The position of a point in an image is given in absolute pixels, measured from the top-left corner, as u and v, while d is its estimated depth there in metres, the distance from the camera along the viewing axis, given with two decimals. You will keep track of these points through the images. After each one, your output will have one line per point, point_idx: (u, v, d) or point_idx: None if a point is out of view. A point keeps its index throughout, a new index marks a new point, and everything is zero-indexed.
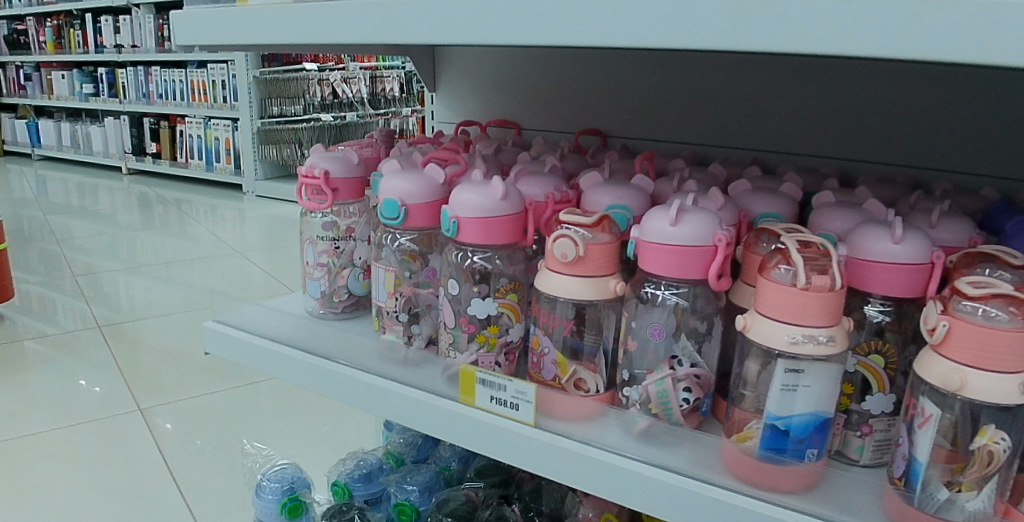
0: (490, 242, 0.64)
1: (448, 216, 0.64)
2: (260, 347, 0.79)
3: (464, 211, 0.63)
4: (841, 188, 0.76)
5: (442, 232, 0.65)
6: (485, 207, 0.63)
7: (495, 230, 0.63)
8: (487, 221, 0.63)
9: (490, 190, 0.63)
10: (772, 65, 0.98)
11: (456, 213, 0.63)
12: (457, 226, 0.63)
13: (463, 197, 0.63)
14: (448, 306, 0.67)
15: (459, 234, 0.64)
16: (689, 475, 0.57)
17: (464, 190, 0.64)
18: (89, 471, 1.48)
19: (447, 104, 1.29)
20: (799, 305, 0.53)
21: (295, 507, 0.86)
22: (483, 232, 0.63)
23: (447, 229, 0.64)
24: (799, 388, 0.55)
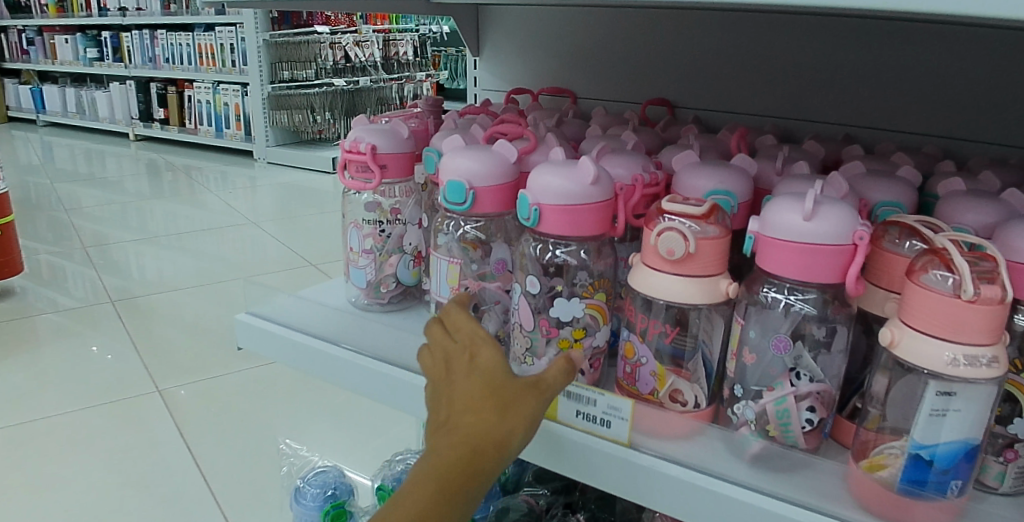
0: (575, 234, 0.55)
1: (527, 202, 0.55)
2: (298, 344, 0.71)
3: (548, 197, 0.54)
4: (962, 172, 0.67)
5: (520, 220, 0.56)
6: (573, 193, 0.54)
7: (583, 220, 0.54)
8: (575, 209, 0.54)
9: (578, 172, 0.54)
10: (866, 29, 0.89)
11: (539, 199, 0.54)
12: (538, 214, 0.54)
13: (546, 179, 0.54)
14: (524, 304, 0.59)
15: (540, 223, 0.55)
16: (815, 509, 0.48)
17: (547, 171, 0.54)
18: (106, 456, 1.42)
19: (492, 70, 1.20)
20: (962, 320, 0.44)
21: (338, 515, 0.80)
22: (570, 223, 0.54)
23: (524, 217, 0.55)
24: (949, 413, 0.46)
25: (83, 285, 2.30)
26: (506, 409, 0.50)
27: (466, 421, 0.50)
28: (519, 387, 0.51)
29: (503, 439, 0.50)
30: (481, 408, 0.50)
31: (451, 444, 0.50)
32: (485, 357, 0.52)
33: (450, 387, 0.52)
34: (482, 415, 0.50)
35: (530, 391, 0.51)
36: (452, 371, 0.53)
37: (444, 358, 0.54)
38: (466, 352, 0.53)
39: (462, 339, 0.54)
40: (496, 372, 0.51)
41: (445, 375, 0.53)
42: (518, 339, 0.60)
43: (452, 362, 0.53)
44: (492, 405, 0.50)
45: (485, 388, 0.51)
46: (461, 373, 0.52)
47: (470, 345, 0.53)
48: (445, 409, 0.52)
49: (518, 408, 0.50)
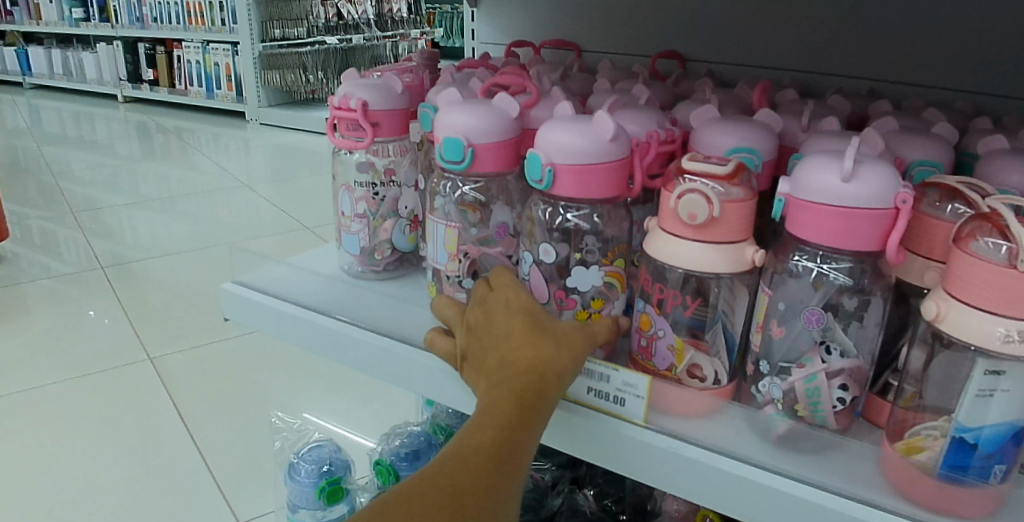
0: (589, 197, 0.50)
1: (540, 163, 0.50)
2: (288, 315, 0.66)
3: (562, 156, 0.49)
4: (1001, 129, 0.63)
5: (529, 183, 0.51)
6: (588, 151, 0.49)
7: (599, 181, 0.49)
8: (593, 170, 0.49)
9: (595, 129, 0.49)
10: None
11: (552, 159, 0.49)
12: (551, 176, 0.49)
13: (559, 135, 0.49)
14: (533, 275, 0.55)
15: (553, 184, 0.50)
16: (852, 497, 0.44)
17: (558, 126, 0.49)
18: (99, 426, 1.39)
19: (491, 23, 1.14)
20: (1019, 293, 0.39)
21: (334, 492, 0.77)
22: (585, 185, 0.49)
23: (535, 179, 0.50)
24: (998, 394, 0.42)
25: (74, 250, 2.25)
26: (559, 343, 0.48)
27: (522, 355, 0.47)
28: (565, 325, 0.50)
29: (563, 370, 0.47)
30: (533, 342, 0.48)
31: (510, 379, 0.46)
32: (528, 299, 0.51)
33: (493, 331, 0.50)
34: (536, 348, 0.47)
35: (578, 329, 0.49)
36: (492, 316, 0.50)
37: (478, 308, 0.52)
38: (503, 297, 0.51)
39: (498, 285, 0.52)
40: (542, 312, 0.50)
41: (484, 323, 0.51)
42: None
43: (490, 310, 0.51)
44: (545, 339, 0.48)
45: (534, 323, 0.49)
46: (501, 316, 0.50)
47: (507, 290, 0.51)
48: (492, 354, 0.49)
49: (572, 341, 0.48)
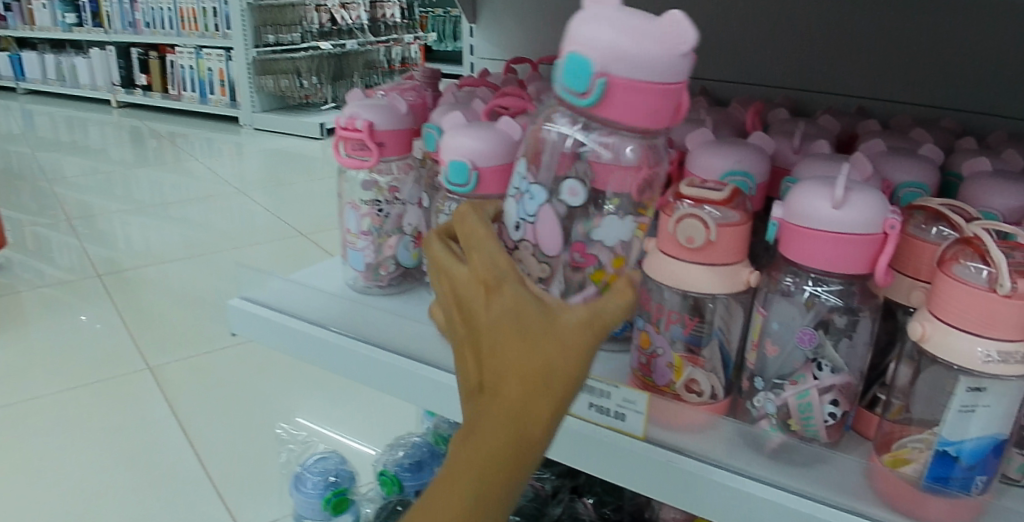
0: (631, 123, 0.42)
1: (592, 67, 0.40)
2: (297, 331, 0.68)
3: (619, 68, 0.40)
4: (983, 150, 0.65)
5: (571, 88, 0.41)
6: (651, 61, 0.40)
7: (647, 105, 0.41)
8: (651, 89, 0.41)
9: (663, 37, 0.40)
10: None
11: (604, 68, 0.40)
12: (603, 89, 0.41)
13: (622, 39, 0.40)
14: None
15: (596, 101, 0.41)
16: (849, 511, 0.46)
17: (611, 27, 0.40)
18: (100, 435, 1.40)
19: (489, 39, 1.15)
20: (997, 314, 0.42)
21: (340, 502, 0.79)
22: (634, 108, 0.41)
23: (576, 89, 0.41)
24: (979, 409, 0.44)
25: (67, 256, 2.25)
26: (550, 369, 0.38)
27: (508, 376, 0.39)
28: (564, 317, 0.38)
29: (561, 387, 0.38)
30: (518, 359, 0.38)
31: (500, 404, 0.39)
32: (513, 294, 0.39)
33: (474, 336, 0.40)
34: (523, 369, 0.38)
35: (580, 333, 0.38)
36: (471, 316, 0.40)
37: (458, 286, 0.41)
38: (481, 290, 0.40)
39: (475, 261, 0.40)
40: (532, 315, 0.38)
41: (467, 312, 0.41)
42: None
43: (472, 292, 0.40)
44: (533, 352, 0.38)
45: (520, 335, 0.38)
46: (483, 310, 0.39)
47: (487, 276, 0.39)
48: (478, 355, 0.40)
49: (571, 348, 0.38)
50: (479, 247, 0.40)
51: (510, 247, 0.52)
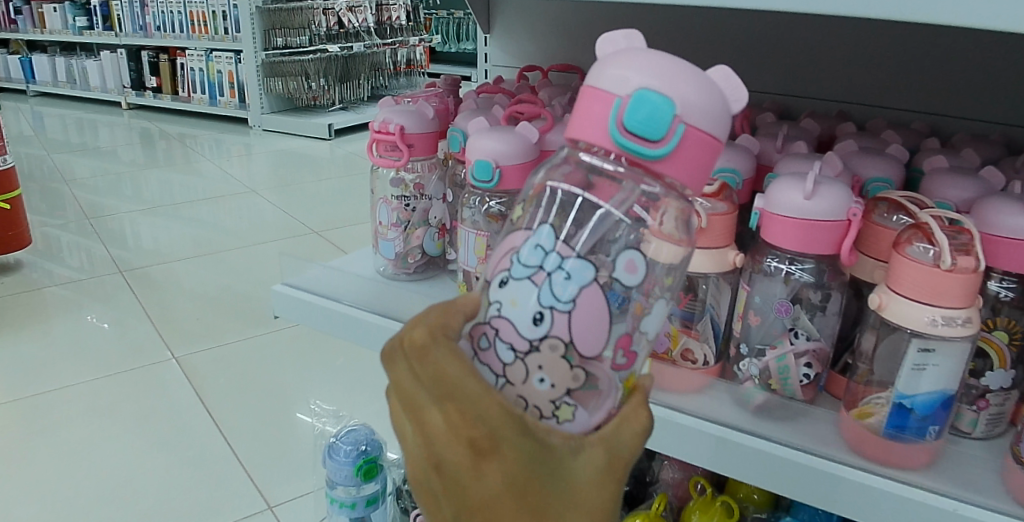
0: (691, 178, 0.38)
1: (489, 165, 0.65)
2: (335, 313, 0.76)
3: (697, 116, 0.36)
4: (946, 149, 0.74)
5: (634, 133, 0.36)
6: (715, 111, 0.37)
7: (705, 161, 0.38)
8: (712, 143, 0.38)
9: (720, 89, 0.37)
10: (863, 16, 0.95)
11: (685, 112, 0.36)
12: (677, 138, 0.36)
13: (688, 86, 0.36)
14: (589, 297, 0.39)
15: (671, 150, 0.36)
16: (809, 451, 0.56)
17: (667, 67, 0.36)
18: (129, 421, 1.48)
19: (502, 47, 1.23)
20: (940, 286, 0.50)
21: (370, 469, 0.88)
22: (697, 163, 0.37)
23: (649, 137, 0.36)
24: (928, 368, 0.53)
25: (78, 257, 2.32)
26: (567, 504, 0.40)
27: (523, 518, 0.39)
28: (575, 460, 0.39)
29: (573, 510, 0.40)
30: (531, 505, 0.39)
31: None
32: (525, 450, 0.38)
33: (471, 494, 0.39)
34: (537, 510, 0.39)
35: (599, 467, 0.40)
36: (468, 475, 0.38)
37: (443, 443, 0.38)
38: (483, 449, 0.37)
39: (471, 418, 0.37)
40: (546, 464, 0.38)
41: (460, 471, 0.38)
42: (515, 375, 0.39)
43: (464, 454, 0.38)
44: (545, 495, 0.39)
45: (527, 489, 0.38)
46: (483, 473, 0.38)
47: (489, 434, 0.37)
48: (479, 506, 0.39)
49: (582, 482, 0.40)
50: (474, 395, 0.37)
51: (528, 346, 0.39)
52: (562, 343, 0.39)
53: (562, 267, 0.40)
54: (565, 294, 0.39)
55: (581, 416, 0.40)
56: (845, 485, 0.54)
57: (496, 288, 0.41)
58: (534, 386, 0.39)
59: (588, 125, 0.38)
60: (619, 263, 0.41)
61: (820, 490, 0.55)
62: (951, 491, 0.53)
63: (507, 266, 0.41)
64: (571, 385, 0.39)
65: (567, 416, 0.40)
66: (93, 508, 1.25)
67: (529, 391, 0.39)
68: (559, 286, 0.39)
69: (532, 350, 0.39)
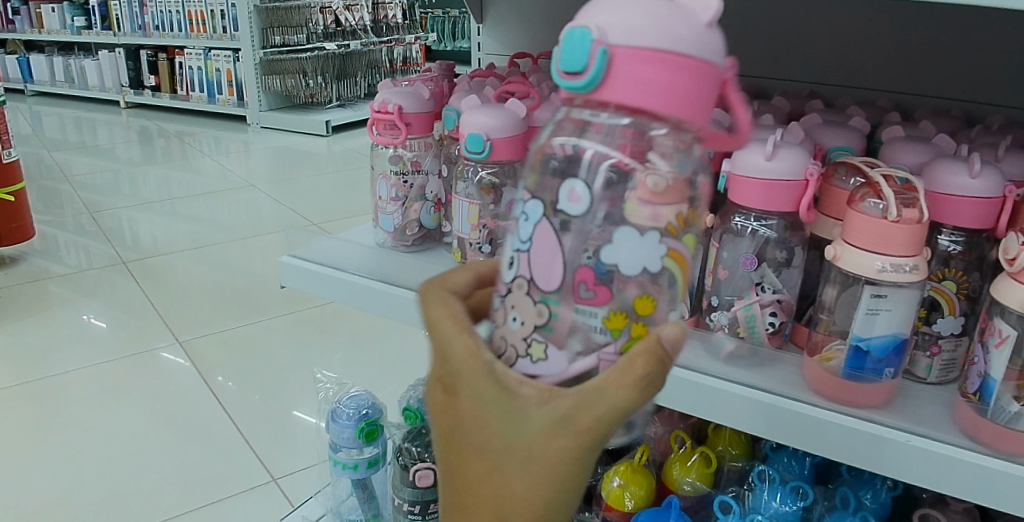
0: (654, 101, 0.35)
1: (481, 138, 0.68)
2: (337, 279, 0.81)
3: (627, 35, 0.34)
4: (906, 123, 0.80)
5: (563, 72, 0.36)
6: (657, 26, 0.34)
7: (665, 84, 0.35)
8: (666, 59, 0.34)
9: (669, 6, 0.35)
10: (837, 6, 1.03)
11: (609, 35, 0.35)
12: (605, 60, 0.34)
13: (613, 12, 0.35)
14: (542, 234, 0.37)
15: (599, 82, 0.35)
16: (772, 392, 0.61)
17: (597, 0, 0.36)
18: (136, 404, 1.53)
19: (493, 36, 1.27)
20: (888, 236, 0.56)
21: (371, 432, 0.94)
22: (650, 85, 0.35)
23: (576, 69, 0.35)
24: (881, 312, 0.58)
25: (77, 254, 2.36)
26: (534, 457, 0.39)
27: (506, 464, 0.40)
28: (542, 406, 0.38)
29: (559, 463, 0.39)
30: (509, 448, 0.39)
31: (506, 490, 0.41)
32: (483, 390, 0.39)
33: (455, 430, 0.41)
34: (515, 455, 0.39)
35: (555, 422, 0.38)
36: (451, 410, 0.41)
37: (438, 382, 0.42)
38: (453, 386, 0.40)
39: (443, 358, 0.40)
40: (501, 409, 0.38)
41: (448, 409, 0.42)
42: (501, 318, 0.40)
43: (449, 392, 0.41)
44: (522, 441, 0.39)
45: (497, 429, 0.39)
46: (461, 410, 0.40)
47: (457, 370, 0.39)
48: (468, 448, 0.41)
49: (558, 433, 0.38)
50: (444, 334, 0.40)
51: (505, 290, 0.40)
52: (526, 281, 0.38)
53: (524, 211, 0.38)
54: (526, 235, 0.38)
55: (554, 357, 0.38)
56: (809, 421, 0.59)
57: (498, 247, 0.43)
58: (511, 325, 0.39)
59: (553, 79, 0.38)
60: (561, 194, 0.37)
61: (785, 428, 0.60)
62: (902, 424, 0.58)
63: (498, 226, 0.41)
64: (539, 323, 0.38)
65: (541, 355, 0.38)
66: (107, 482, 1.30)
67: (511, 332, 0.39)
68: (524, 229, 0.38)
69: (508, 291, 0.39)
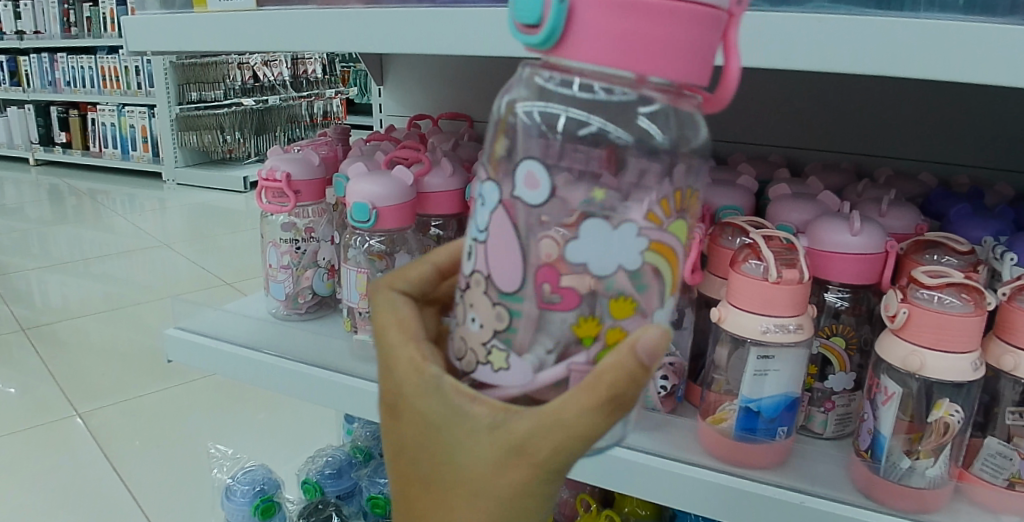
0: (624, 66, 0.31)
1: (366, 208, 0.66)
2: (222, 352, 0.76)
3: None
4: (794, 179, 0.81)
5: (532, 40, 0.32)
6: None
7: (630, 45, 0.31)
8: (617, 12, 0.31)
9: None
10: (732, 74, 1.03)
11: None
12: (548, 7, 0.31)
13: None
14: (497, 222, 0.34)
15: (562, 28, 0.31)
16: (666, 456, 0.60)
17: None
18: (23, 483, 1.40)
19: (395, 98, 1.26)
20: (770, 297, 0.56)
21: (267, 508, 0.90)
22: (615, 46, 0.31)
23: (529, 22, 0.32)
24: (770, 372, 0.58)
25: None
26: (489, 488, 0.35)
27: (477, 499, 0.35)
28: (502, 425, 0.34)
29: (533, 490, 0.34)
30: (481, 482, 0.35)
31: None
32: (430, 401, 0.35)
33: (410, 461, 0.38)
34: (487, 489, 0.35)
35: (533, 440, 0.33)
36: (400, 436, 0.38)
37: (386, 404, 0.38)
38: (396, 405, 0.37)
39: (386, 366, 0.37)
40: (445, 420, 0.35)
41: (403, 437, 0.37)
42: (460, 313, 0.37)
43: (402, 420, 0.37)
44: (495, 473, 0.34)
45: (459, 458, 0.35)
46: (413, 432, 0.37)
47: (398, 392, 0.37)
48: (436, 485, 0.37)
49: (518, 461, 0.34)
50: (383, 314, 0.39)
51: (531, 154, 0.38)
52: (482, 276, 0.35)
53: (481, 193, 0.35)
54: (482, 223, 0.35)
55: (518, 366, 0.35)
56: (702, 486, 0.58)
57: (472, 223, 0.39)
58: (470, 324, 0.36)
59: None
60: (518, 177, 0.33)
61: (678, 493, 0.58)
62: (797, 485, 0.57)
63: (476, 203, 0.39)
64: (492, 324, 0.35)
65: (501, 362, 0.35)
66: None
67: (474, 338, 0.36)
68: (478, 214, 0.35)
69: (469, 285, 0.36)
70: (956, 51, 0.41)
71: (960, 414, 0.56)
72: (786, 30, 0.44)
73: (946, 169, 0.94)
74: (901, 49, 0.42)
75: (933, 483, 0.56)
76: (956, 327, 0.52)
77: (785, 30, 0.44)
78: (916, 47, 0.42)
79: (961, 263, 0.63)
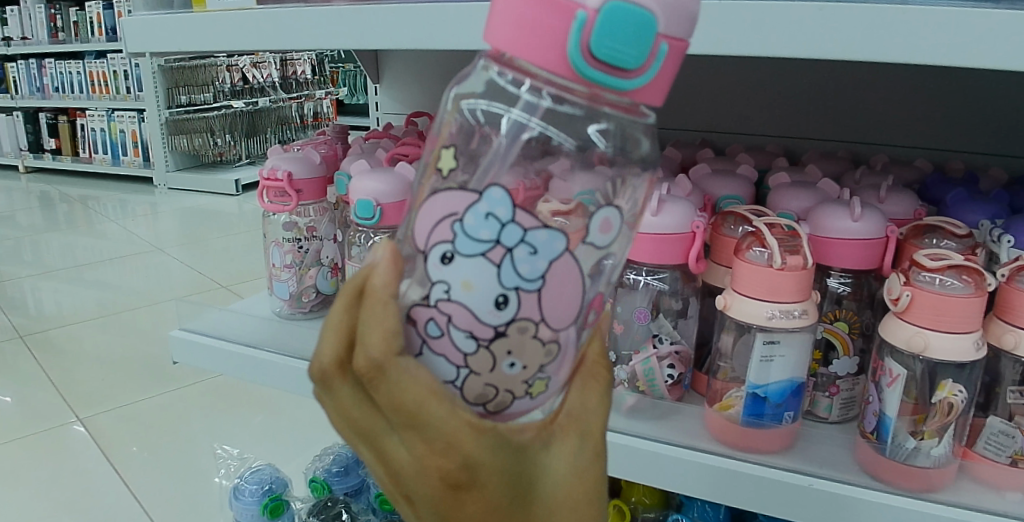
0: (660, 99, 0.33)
1: (369, 204, 0.67)
2: (228, 352, 0.76)
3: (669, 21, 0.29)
4: (792, 167, 0.82)
5: (612, 75, 0.29)
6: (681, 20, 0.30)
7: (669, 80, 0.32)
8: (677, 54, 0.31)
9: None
10: (725, 65, 1.04)
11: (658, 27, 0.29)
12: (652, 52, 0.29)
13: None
14: (561, 268, 0.31)
15: (651, 77, 0.30)
16: (675, 443, 0.60)
17: None
18: (26, 491, 1.39)
19: (391, 95, 1.27)
20: (776, 283, 0.57)
21: (276, 507, 0.91)
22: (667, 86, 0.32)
23: (623, 63, 0.29)
24: (776, 358, 0.59)
25: None
26: (573, 494, 0.36)
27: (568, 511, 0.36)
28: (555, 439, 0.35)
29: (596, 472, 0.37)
30: (566, 494, 0.36)
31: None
32: (504, 451, 0.33)
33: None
34: (570, 499, 0.36)
35: (585, 427, 0.36)
36: (472, 510, 0.34)
37: (446, 487, 0.33)
38: (469, 478, 0.33)
39: (440, 446, 0.32)
40: (520, 461, 0.34)
41: (482, 506, 0.34)
42: (481, 365, 0.32)
43: (476, 491, 0.33)
44: (572, 478, 0.36)
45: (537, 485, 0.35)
46: (495, 494, 0.34)
47: (466, 466, 0.32)
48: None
49: (582, 454, 0.36)
50: (406, 396, 0.31)
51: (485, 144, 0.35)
52: (532, 323, 0.32)
53: (527, 240, 0.31)
54: (532, 272, 0.31)
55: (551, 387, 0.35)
56: (711, 472, 0.58)
57: (436, 265, 0.31)
58: (506, 371, 0.32)
59: (534, 32, 0.30)
60: (594, 224, 0.33)
61: (689, 479, 0.59)
62: (806, 468, 0.58)
63: (449, 236, 0.31)
64: (544, 364, 0.33)
65: (540, 389, 0.34)
66: None
67: (505, 382, 0.32)
68: (525, 263, 0.31)
69: (499, 336, 0.31)
70: (960, 37, 0.41)
71: (963, 394, 0.57)
72: (786, 18, 0.44)
73: (938, 154, 0.95)
74: (904, 36, 0.42)
75: (938, 462, 0.56)
76: (958, 309, 0.53)
77: (785, 18, 0.45)
78: (920, 33, 0.42)
79: (960, 247, 0.64)
